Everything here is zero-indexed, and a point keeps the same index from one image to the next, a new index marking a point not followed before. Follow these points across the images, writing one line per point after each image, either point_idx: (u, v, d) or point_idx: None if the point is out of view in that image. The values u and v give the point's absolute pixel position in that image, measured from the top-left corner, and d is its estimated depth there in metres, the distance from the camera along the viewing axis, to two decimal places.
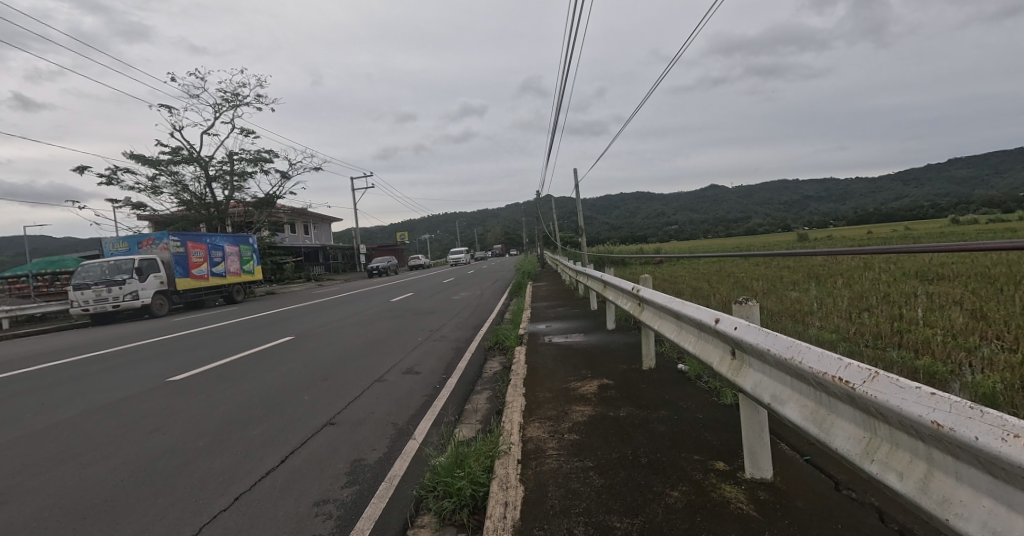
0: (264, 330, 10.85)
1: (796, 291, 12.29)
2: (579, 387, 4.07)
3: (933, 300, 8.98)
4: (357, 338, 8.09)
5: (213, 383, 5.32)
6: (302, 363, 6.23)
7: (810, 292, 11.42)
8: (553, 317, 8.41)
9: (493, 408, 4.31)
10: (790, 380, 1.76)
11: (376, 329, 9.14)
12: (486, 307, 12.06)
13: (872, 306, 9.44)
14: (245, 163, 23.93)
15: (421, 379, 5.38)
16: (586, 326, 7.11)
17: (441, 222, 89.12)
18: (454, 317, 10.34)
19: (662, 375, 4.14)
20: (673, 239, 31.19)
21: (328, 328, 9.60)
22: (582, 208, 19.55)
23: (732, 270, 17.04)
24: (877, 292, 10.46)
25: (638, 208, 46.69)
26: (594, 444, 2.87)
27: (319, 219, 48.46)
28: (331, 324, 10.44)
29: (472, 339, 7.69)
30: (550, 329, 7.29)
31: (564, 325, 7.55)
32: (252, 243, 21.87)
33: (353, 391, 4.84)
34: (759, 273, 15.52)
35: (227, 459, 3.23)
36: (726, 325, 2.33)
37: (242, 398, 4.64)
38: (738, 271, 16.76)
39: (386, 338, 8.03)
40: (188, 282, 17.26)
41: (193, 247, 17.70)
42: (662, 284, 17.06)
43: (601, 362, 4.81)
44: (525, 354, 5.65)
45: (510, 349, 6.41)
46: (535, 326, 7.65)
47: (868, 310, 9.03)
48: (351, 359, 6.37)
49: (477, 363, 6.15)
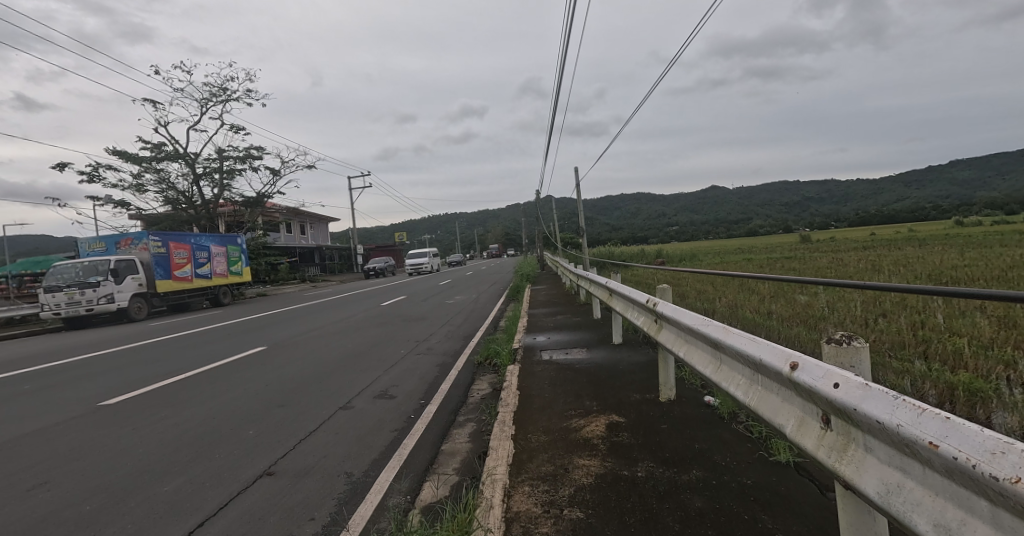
0: (241, 338, 10.03)
1: (805, 294, 11.63)
2: (582, 426, 3.25)
3: (953, 306, 8.38)
4: (334, 352, 7.28)
5: (149, 410, 4.52)
6: (263, 383, 5.42)
7: (821, 296, 10.75)
8: (551, 327, 7.60)
9: (476, 449, 3.49)
10: (986, 509, 0.92)
11: (359, 339, 8.32)
12: (480, 313, 11.21)
13: (889, 312, 8.78)
14: (234, 160, 23.11)
15: (394, 406, 4.54)
16: (588, 340, 6.29)
17: (439, 223, 88.13)
18: (445, 325, 9.49)
19: (685, 410, 3.33)
20: (675, 240, 30.34)
21: (305, 338, 8.76)
22: (582, 207, 18.79)
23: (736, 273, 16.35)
24: (892, 296, 9.82)
25: (640, 208, 45.72)
26: (605, 529, 2.06)
27: (315, 220, 47.51)
28: (312, 332, 9.61)
29: (461, 353, 6.83)
30: (548, 342, 6.47)
31: (563, 336, 6.73)
32: (240, 243, 21.10)
33: (311, 423, 4.02)
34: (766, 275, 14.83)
35: (117, 534, 2.43)
36: (810, 375, 1.48)
37: (173, 433, 3.85)
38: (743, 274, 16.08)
39: (367, 352, 7.19)
40: (169, 284, 16.49)
41: (176, 248, 16.93)
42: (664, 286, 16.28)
43: (608, 389, 3.99)
44: (518, 375, 4.84)
45: (502, 367, 5.58)
46: (531, 338, 6.81)
47: (883, 316, 8.42)
48: (320, 379, 5.55)
49: (463, 383, 5.32)
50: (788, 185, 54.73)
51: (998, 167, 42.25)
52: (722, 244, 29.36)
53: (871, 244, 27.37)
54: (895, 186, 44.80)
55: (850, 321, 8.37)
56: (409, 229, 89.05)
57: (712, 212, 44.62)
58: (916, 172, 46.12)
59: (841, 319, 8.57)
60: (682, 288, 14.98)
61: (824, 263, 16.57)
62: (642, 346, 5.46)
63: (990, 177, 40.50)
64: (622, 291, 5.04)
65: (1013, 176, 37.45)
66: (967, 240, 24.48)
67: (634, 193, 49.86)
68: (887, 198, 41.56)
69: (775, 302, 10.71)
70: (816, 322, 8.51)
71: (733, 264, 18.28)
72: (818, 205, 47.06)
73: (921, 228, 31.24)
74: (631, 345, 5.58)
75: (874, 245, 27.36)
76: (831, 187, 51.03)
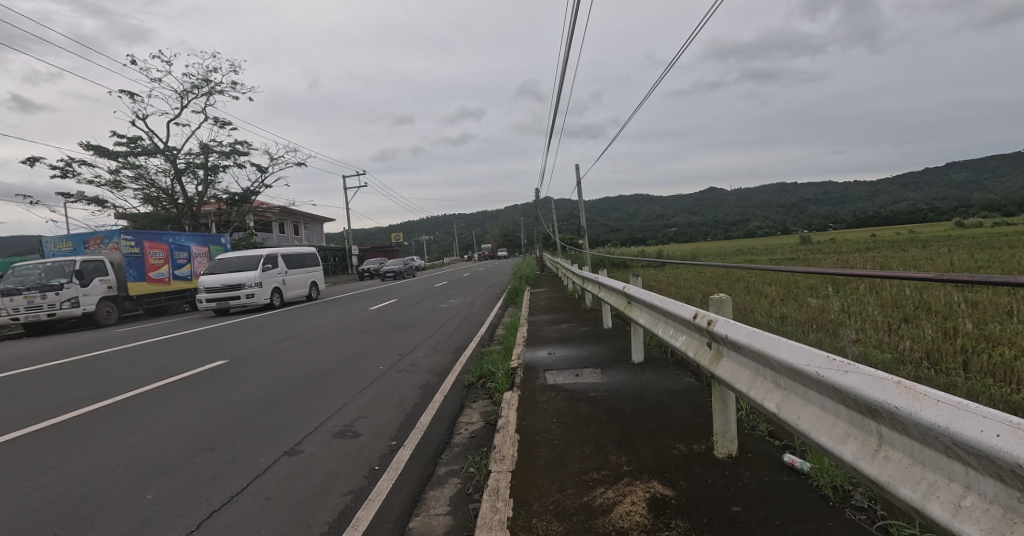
0: (210, 345, 8.94)
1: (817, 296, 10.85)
2: (612, 505, 2.21)
3: (984, 312, 7.65)
4: (305, 367, 6.22)
5: (34, 455, 3.44)
6: (200, 410, 4.35)
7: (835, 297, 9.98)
8: (554, 338, 6.61)
9: (457, 531, 2.44)
10: None
11: (336, 351, 7.26)
12: (474, 320, 10.14)
13: (913, 317, 8.01)
14: (219, 156, 22.03)
15: (358, 449, 3.51)
16: (599, 357, 5.23)
17: (437, 224, 87.01)
18: (434, 334, 8.44)
19: (758, 477, 2.30)
20: (675, 241, 29.53)
21: (276, 349, 7.67)
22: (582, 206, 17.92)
23: (741, 274, 15.60)
24: (909, 299, 9.09)
25: (639, 209, 44.69)
26: None
27: (308, 220, 46.25)
28: (286, 341, 8.52)
29: (449, 371, 5.76)
30: (552, 359, 5.39)
31: (570, 351, 5.68)
32: (224, 243, 20.00)
33: (235, 482, 2.97)
34: (772, 277, 14.12)
35: None
36: None
37: (42, 499, 2.79)
38: (747, 275, 15.35)
39: (341, 367, 6.14)
40: (142, 287, 15.40)
41: (151, 248, 15.80)
42: (666, 287, 15.49)
43: (639, 435, 2.96)
44: (518, 405, 3.81)
45: (498, 393, 4.54)
46: (531, 354, 5.73)
47: (907, 321, 7.66)
48: (274, 406, 4.49)
49: (449, 414, 4.29)
50: (787, 187, 54.19)
51: (995, 168, 42.11)
52: (721, 248, 28.71)
53: (871, 246, 26.90)
54: (891, 189, 44.56)
55: (873, 326, 7.56)
56: (405, 230, 87.84)
57: (711, 212, 43.79)
58: (914, 174, 45.84)
59: (861, 323, 7.78)
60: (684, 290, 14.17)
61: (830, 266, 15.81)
62: (670, 367, 4.45)
63: (985, 181, 40.49)
64: (648, 299, 3.99)
65: (1009, 179, 37.35)
66: (966, 241, 24.13)
67: (634, 194, 49.10)
68: (886, 200, 41.26)
69: (786, 305, 9.91)
70: (837, 327, 7.70)
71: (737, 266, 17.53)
72: (815, 207, 46.56)
73: (920, 230, 30.85)
74: (656, 365, 4.57)
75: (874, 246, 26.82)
76: (829, 189, 50.58)
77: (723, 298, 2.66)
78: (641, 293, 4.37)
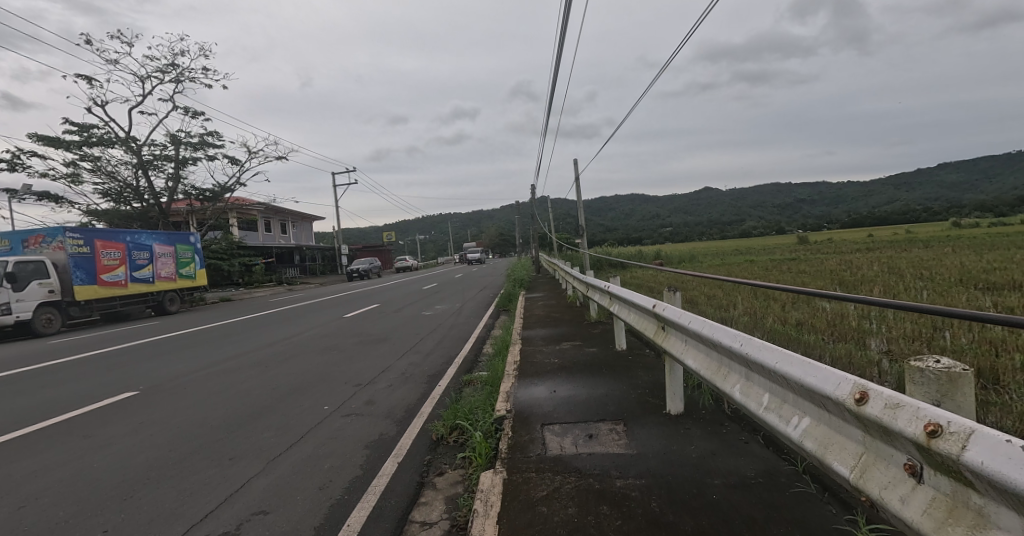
0: (141, 363, 7.48)
1: (830, 298, 9.78)
2: None
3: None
4: (230, 405, 4.74)
5: None
6: (16, 499, 2.87)
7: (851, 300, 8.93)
8: (553, 364, 5.18)
9: None
10: None
11: (282, 379, 5.76)
12: (459, 333, 8.64)
13: (944, 321, 6.98)
14: (188, 148, 20.46)
15: None
16: (616, 401, 3.77)
17: (429, 223, 85.34)
18: (408, 354, 6.90)
19: None
20: (674, 240, 28.42)
21: (212, 373, 6.19)
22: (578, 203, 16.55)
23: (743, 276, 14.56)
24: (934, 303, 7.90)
25: (635, 209, 43.37)
26: None
27: (295, 218, 44.69)
28: (232, 361, 7.03)
29: (417, 414, 4.29)
30: (552, 403, 3.91)
31: (576, 388, 4.21)
32: (193, 241, 18.33)
33: None
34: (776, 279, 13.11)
35: None
36: None
37: None
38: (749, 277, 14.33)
39: (274, 407, 4.62)
40: (93, 291, 13.86)
41: (103, 248, 14.37)
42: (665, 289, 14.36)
43: None
44: (500, 511, 2.32)
45: (474, 466, 3.08)
46: (523, 392, 4.25)
47: (946, 329, 6.41)
48: (134, 486, 3.00)
49: (399, 503, 2.81)
50: (781, 187, 53.36)
51: (987, 169, 41.81)
52: (718, 249, 27.39)
53: (870, 247, 25.88)
54: (885, 189, 44.01)
55: (902, 334, 6.48)
56: (398, 230, 86.10)
57: (709, 212, 42.58)
58: (909, 173, 45.07)
59: (889, 333, 6.51)
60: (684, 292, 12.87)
61: (835, 268, 14.52)
62: (728, 426, 3.01)
63: (979, 180, 39.93)
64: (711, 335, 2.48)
65: (1001, 180, 37.00)
66: (968, 241, 23.18)
67: (631, 194, 47.93)
68: (879, 200, 40.74)
69: (797, 308, 8.85)
70: (863, 335, 6.60)
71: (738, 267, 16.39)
72: (811, 207, 45.79)
73: (919, 229, 30.02)
74: (704, 422, 3.12)
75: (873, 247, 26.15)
76: (825, 190, 49.68)
77: (963, 373, 1.11)
78: (691, 319, 2.85)
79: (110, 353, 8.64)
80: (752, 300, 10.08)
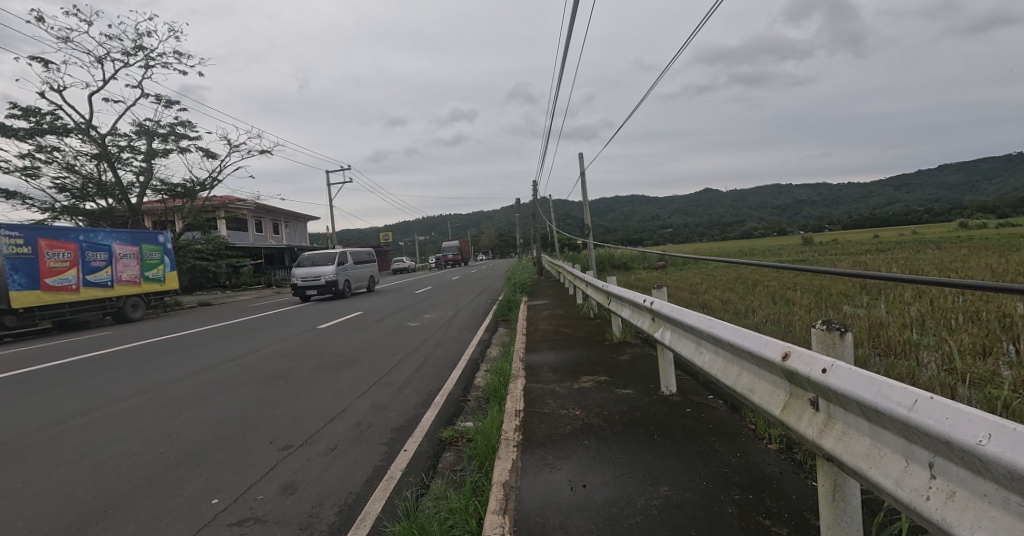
0: (33, 397, 5.76)
1: (859, 300, 8.30)
2: None
3: None
4: (68, 494, 3.01)
5: None
6: None
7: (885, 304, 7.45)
8: (571, 419, 3.48)
9: None
10: None
11: (184, 433, 4.02)
12: (446, 355, 6.87)
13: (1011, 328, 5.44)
14: (158, 138, 18.86)
15: None
16: (704, 526, 2.05)
17: (427, 224, 83.82)
18: (374, 390, 5.15)
19: None
20: (680, 241, 27.07)
21: (98, 419, 4.46)
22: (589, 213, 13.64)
23: (755, 278, 13.13)
24: (984, 309, 6.36)
25: (638, 208, 41.89)
26: None
27: (287, 217, 43.02)
28: (141, 397, 5.29)
29: (356, 521, 2.59)
30: (586, 520, 2.20)
31: (616, 482, 2.49)
32: (164, 241, 16.60)
33: None
34: (788, 281, 11.67)
35: None
36: None
37: None
38: (763, 279, 12.90)
39: (129, 501, 2.88)
40: (34, 297, 12.35)
41: (49, 248, 12.82)
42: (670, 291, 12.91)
43: None
44: None
45: None
46: (533, 486, 2.55)
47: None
48: None
49: None
50: (783, 188, 52.08)
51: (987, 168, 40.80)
52: (725, 249, 25.71)
53: (877, 247, 24.69)
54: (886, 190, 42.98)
55: (959, 343, 4.90)
56: (396, 231, 84.57)
57: (713, 211, 41.22)
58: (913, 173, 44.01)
59: (947, 343, 4.88)
60: (696, 295, 11.38)
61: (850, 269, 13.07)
62: None
63: (980, 180, 38.91)
64: None
65: (1001, 178, 36.03)
66: (978, 240, 22.05)
67: (633, 195, 46.49)
68: (880, 200, 39.66)
69: (820, 313, 7.30)
70: (912, 345, 5.02)
71: (748, 268, 15.01)
72: (812, 206, 44.58)
73: (927, 228, 28.84)
74: None
75: (878, 247, 25.03)
76: (832, 189, 48.07)
77: None
78: (981, 424, 1.03)
79: (13, 379, 6.94)
80: (769, 304, 8.59)
